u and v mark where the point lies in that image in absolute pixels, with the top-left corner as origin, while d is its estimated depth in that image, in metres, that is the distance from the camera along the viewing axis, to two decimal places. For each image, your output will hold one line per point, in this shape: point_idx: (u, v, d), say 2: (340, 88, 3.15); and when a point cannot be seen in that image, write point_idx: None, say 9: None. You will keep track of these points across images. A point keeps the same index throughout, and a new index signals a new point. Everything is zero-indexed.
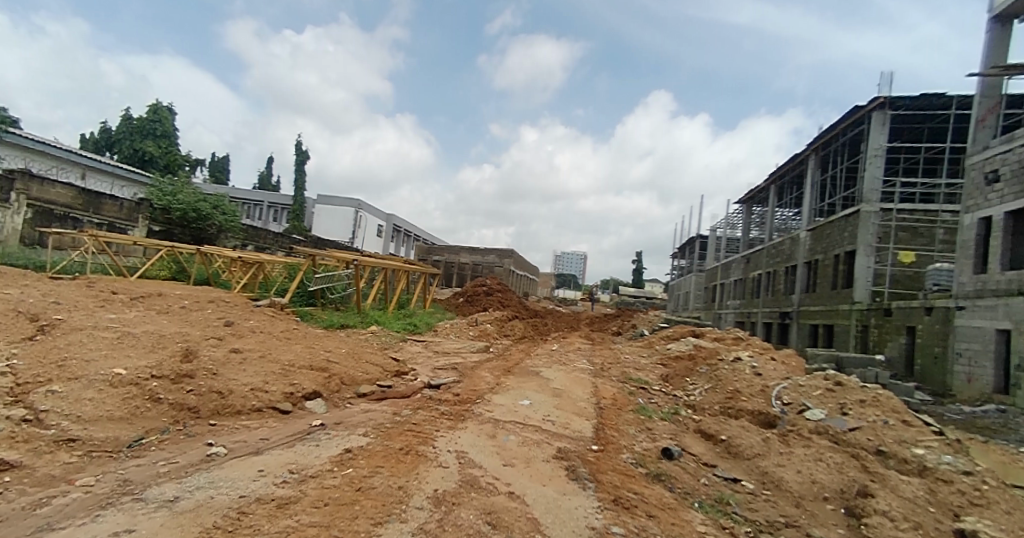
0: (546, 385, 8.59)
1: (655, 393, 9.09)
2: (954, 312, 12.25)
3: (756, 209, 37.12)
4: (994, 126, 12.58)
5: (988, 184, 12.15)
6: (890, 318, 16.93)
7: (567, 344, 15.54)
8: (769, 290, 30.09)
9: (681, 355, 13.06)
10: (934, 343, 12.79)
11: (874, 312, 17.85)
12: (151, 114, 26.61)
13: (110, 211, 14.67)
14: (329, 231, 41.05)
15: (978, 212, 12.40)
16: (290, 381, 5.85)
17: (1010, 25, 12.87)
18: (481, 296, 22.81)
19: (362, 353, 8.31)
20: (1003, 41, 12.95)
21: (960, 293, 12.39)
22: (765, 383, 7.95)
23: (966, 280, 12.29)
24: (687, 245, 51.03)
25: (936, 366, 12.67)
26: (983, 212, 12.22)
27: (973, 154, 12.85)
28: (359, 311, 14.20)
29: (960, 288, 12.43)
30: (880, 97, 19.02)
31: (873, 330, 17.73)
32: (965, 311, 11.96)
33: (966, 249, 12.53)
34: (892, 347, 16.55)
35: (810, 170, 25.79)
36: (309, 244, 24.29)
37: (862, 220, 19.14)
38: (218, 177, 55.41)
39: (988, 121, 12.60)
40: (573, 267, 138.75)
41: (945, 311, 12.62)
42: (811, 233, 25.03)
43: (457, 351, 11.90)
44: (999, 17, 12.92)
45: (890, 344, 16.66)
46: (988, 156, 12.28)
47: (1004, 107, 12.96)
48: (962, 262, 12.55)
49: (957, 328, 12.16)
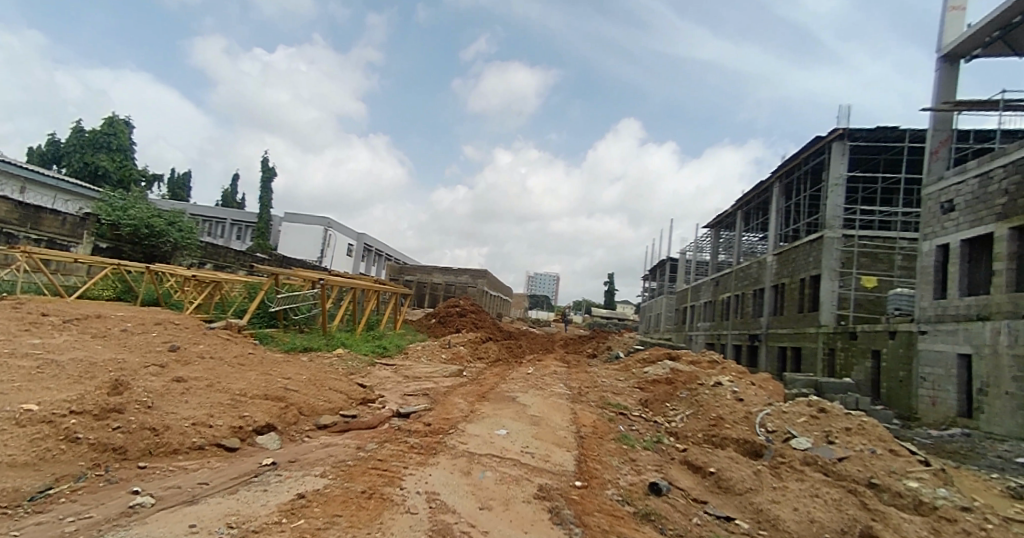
0: (523, 412, 8.14)
1: (636, 420, 8.75)
2: (917, 336, 12.47)
3: (723, 233, 37.96)
4: (947, 158, 13.10)
5: (944, 213, 12.56)
6: (856, 341, 17.25)
7: (543, 367, 15.13)
8: (738, 313, 30.55)
9: (658, 379, 12.83)
10: (899, 367, 12.96)
11: (840, 335, 18.17)
12: (106, 127, 25.36)
13: (51, 226, 13.62)
14: (296, 250, 39.79)
15: (936, 239, 12.78)
16: (241, 412, 5.24)
17: (956, 64, 13.56)
18: (454, 317, 22.24)
19: (325, 380, 7.69)
20: (951, 78, 13.61)
21: (922, 318, 12.64)
22: (747, 409, 7.73)
23: (927, 305, 12.57)
24: (658, 268, 51.75)
25: (903, 389, 12.80)
26: (940, 240, 12.59)
27: (929, 185, 13.29)
28: (325, 333, 13.46)
29: (922, 312, 12.69)
30: (839, 129, 19.82)
31: (840, 353, 18.02)
32: (928, 335, 12.19)
33: (926, 275, 12.86)
34: (859, 370, 16.79)
35: (775, 197, 26.55)
36: (274, 263, 23.29)
37: (826, 246, 19.66)
38: (179, 194, 53.38)
39: (942, 153, 13.11)
40: (546, 288, 139.20)
41: (908, 336, 12.83)
42: (777, 257, 25.62)
43: (428, 375, 11.32)
44: (947, 56, 13.61)
45: (857, 367, 16.92)
46: (943, 186, 12.71)
47: (955, 139, 13.53)
48: (923, 288, 12.86)
49: (920, 352, 12.35)
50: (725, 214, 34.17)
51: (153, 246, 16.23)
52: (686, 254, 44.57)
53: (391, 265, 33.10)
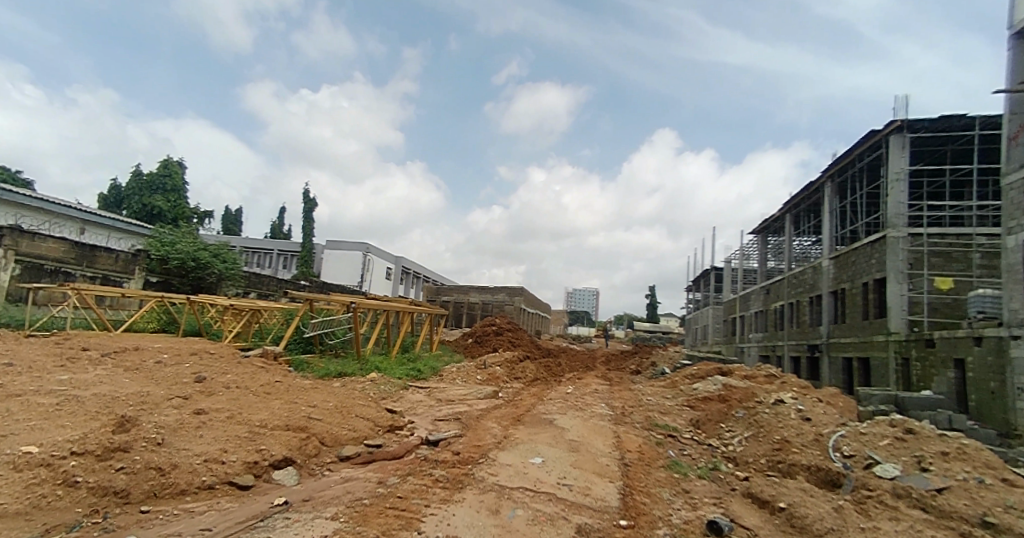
0: (561, 436, 7.52)
1: (687, 443, 7.95)
2: (1008, 342, 10.96)
3: (772, 239, 36.04)
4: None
5: None
6: (934, 349, 15.59)
7: (583, 386, 14.40)
8: (793, 322, 28.63)
9: (709, 396, 11.87)
10: (989, 378, 11.39)
11: (914, 343, 16.52)
12: (161, 169, 26.82)
13: (105, 264, 14.26)
14: (337, 276, 40.77)
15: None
16: (258, 445, 4.94)
17: None
18: (491, 336, 21.82)
19: (353, 407, 7.38)
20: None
21: (1012, 321, 11.06)
22: (817, 430, 6.81)
23: (1018, 306, 10.98)
24: (702, 278, 49.80)
25: (996, 402, 11.25)
26: None
27: (1010, 174, 11.82)
28: (360, 358, 13.33)
29: (1011, 315, 11.11)
30: (896, 120, 18.41)
31: (916, 363, 16.33)
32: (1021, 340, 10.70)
33: (1014, 273, 11.33)
34: (940, 382, 15.09)
35: (827, 197, 24.92)
36: (314, 289, 23.71)
37: (889, 247, 18.08)
38: (231, 229, 56.36)
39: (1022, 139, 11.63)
40: (586, 304, 137.27)
41: (997, 341, 11.31)
42: (834, 261, 23.88)
43: (462, 398, 10.86)
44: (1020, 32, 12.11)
45: (937, 379, 15.23)
46: None
47: None
48: (1010, 288, 11.32)
49: (1014, 360, 10.82)
50: (772, 219, 32.45)
51: (199, 278, 16.69)
52: (732, 262, 42.67)
53: (429, 287, 33.22)
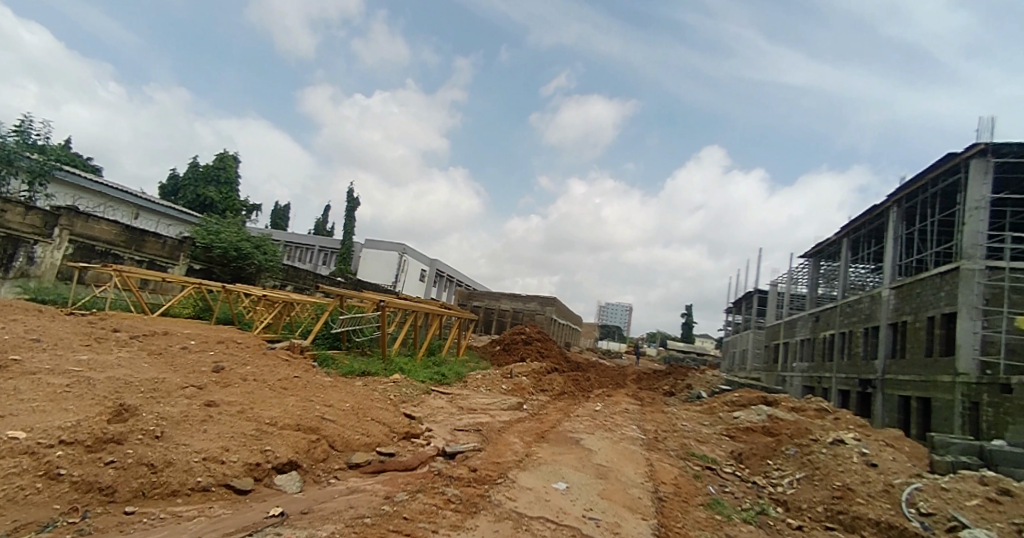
0: (588, 460, 6.91)
1: (729, 479, 7.18)
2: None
3: (824, 264, 34.03)
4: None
5: None
6: (1010, 396, 14.00)
7: (613, 404, 13.68)
8: (844, 353, 26.76)
9: (751, 427, 10.95)
10: None
11: (986, 387, 14.94)
12: (217, 162, 27.73)
13: (152, 248, 14.62)
14: (373, 275, 41.32)
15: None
16: (263, 445, 4.61)
17: None
18: (520, 345, 21.31)
19: (370, 409, 7.03)
20: None
21: None
22: (886, 480, 5.94)
23: None
24: (744, 300, 47.73)
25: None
26: None
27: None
28: (385, 358, 13.12)
29: None
30: (979, 142, 16.84)
31: (988, 409, 14.74)
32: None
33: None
34: (1016, 432, 13.52)
35: (892, 223, 23.21)
36: (348, 286, 23.88)
37: (962, 279, 16.47)
38: (278, 224, 58.39)
39: None
40: (620, 319, 134.75)
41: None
42: (895, 291, 22.12)
43: (485, 408, 10.40)
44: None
45: (1013, 429, 13.65)
46: None
47: None
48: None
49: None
50: (826, 243, 30.61)
51: (240, 268, 16.93)
52: (778, 286, 40.64)
53: (461, 291, 33.12)
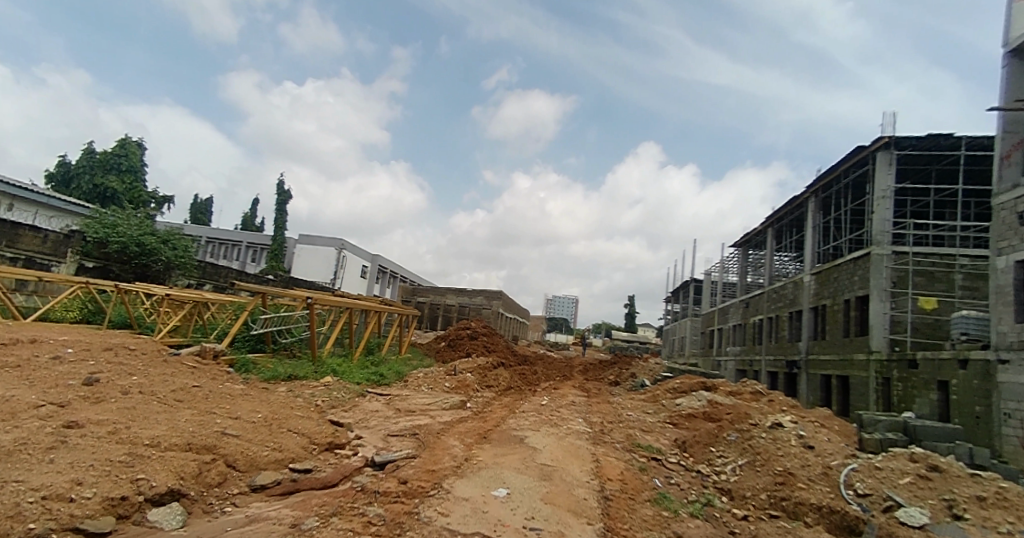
0: (531, 460, 6.48)
1: (675, 470, 7.01)
2: (994, 367, 9.91)
3: (752, 252, 35.80)
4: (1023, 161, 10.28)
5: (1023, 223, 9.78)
6: (916, 371, 15.11)
7: (559, 397, 13.43)
8: (772, 337, 28.25)
9: (694, 414, 11.01)
10: (975, 402, 10.29)
11: (895, 364, 16.06)
12: (117, 149, 24.98)
13: (30, 243, 12.74)
14: (309, 272, 39.12)
15: (1013, 254, 9.97)
16: (134, 473, 3.78)
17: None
18: (465, 340, 20.71)
19: (287, 418, 6.22)
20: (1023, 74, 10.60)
21: (1000, 344, 9.96)
22: (824, 463, 5.91)
23: (1007, 329, 9.85)
24: (681, 289, 49.60)
25: (980, 429, 10.20)
26: (1019, 254, 9.79)
27: (1000, 194, 10.47)
28: (316, 359, 12.11)
29: (1000, 338, 9.99)
30: (883, 136, 18.04)
31: (897, 384, 15.88)
32: (1009, 366, 9.62)
33: (1003, 296, 10.09)
34: (921, 404, 14.60)
35: (810, 213, 24.62)
36: (278, 284, 22.24)
37: (873, 264, 17.64)
38: (201, 219, 54.19)
39: (1014, 157, 10.29)
40: (565, 311, 137.08)
41: (982, 366, 10.25)
42: (816, 277, 23.51)
43: (425, 408, 9.75)
44: (1015, 49, 10.61)
45: (919, 401, 14.74)
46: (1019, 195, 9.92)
47: None
48: (998, 309, 10.16)
49: (1002, 386, 9.78)
50: (754, 232, 32.18)
51: (144, 265, 15.29)
52: (712, 275, 42.51)
53: (404, 287, 31.98)
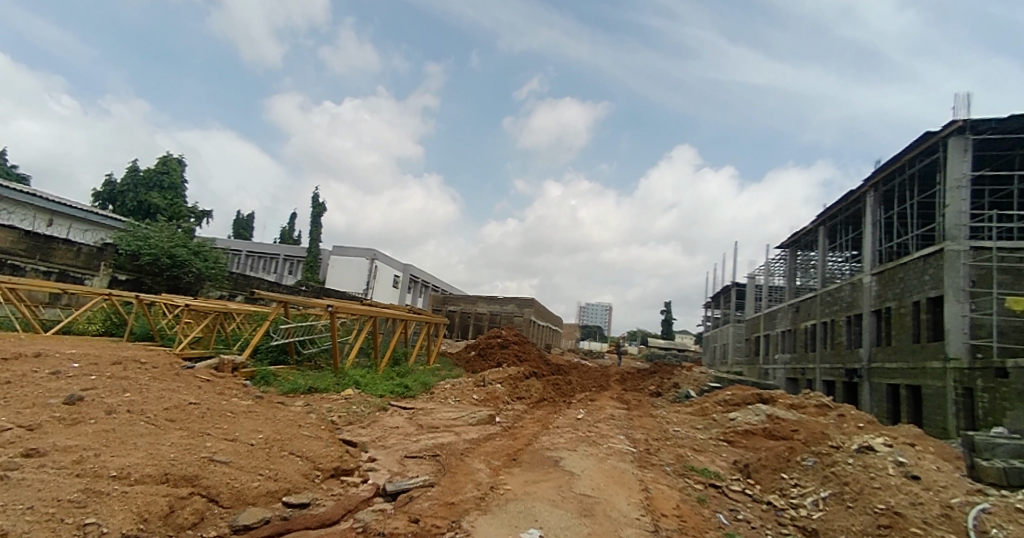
0: (569, 489, 5.53)
1: (741, 503, 5.87)
2: None
3: (801, 254, 33.60)
4: None
5: None
6: (1007, 381, 13.20)
7: (596, 410, 12.41)
8: (827, 343, 26.15)
9: (752, 431, 9.78)
10: None
11: (979, 372, 14.17)
12: (159, 166, 25.59)
13: (63, 257, 12.78)
14: (343, 283, 39.40)
15: None
16: (83, 517, 3.03)
17: None
18: (495, 349, 19.90)
19: (292, 439, 5.51)
20: None
21: None
22: (941, 500, 4.71)
23: None
24: (722, 295, 47.39)
25: None
26: None
27: None
28: (339, 371, 11.58)
29: None
30: (957, 120, 16.22)
31: (981, 395, 13.99)
32: None
33: None
34: (1015, 418, 12.74)
35: (869, 208, 22.66)
36: (308, 295, 22.07)
37: (947, 262, 15.69)
38: (241, 233, 55.77)
39: None
40: (599, 319, 134.68)
41: None
42: (877, 277, 21.51)
43: (450, 423, 8.96)
44: None
45: (1011, 415, 12.89)
46: None
47: None
48: None
49: None
50: (803, 232, 30.14)
51: (176, 276, 15.18)
52: (756, 279, 40.28)
53: (435, 296, 31.57)
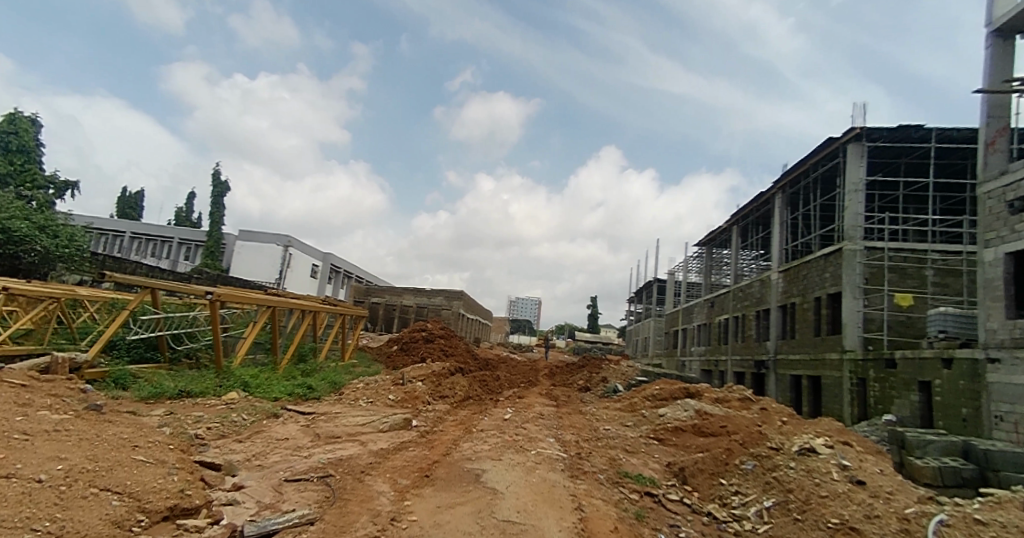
0: (489, 514, 4.54)
1: (680, 517, 5.21)
2: (983, 366, 9.56)
3: (717, 251, 35.22)
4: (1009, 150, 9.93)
5: (1014, 213, 9.32)
6: (895, 371, 13.90)
7: (524, 408, 11.64)
8: (738, 336, 27.46)
9: (681, 428, 9.42)
10: (961, 403, 10.03)
11: (871, 363, 15.00)
12: (4, 124, 21.36)
13: None
14: (251, 271, 35.83)
15: (1003, 247, 9.49)
16: None
17: (1013, 40, 10.32)
18: (419, 343, 18.58)
19: (111, 470, 4.05)
20: (1006, 57, 10.35)
21: (990, 343, 9.55)
22: (897, 512, 4.26)
23: (998, 326, 9.40)
24: (644, 290, 48.97)
25: (969, 431, 9.90)
26: (1009, 247, 9.34)
27: (987, 182, 10.02)
28: (223, 370, 9.79)
29: (989, 335, 9.57)
30: (855, 127, 17.15)
31: (873, 385, 14.80)
32: (1001, 365, 9.25)
33: (993, 290, 9.55)
34: (901, 405, 13.45)
35: (778, 209, 23.89)
36: (200, 282, 19.35)
37: (845, 261, 16.57)
38: (129, 214, 49.36)
39: (1001, 144, 9.93)
40: (527, 313, 136.06)
41: (970, 365, 9.91)
42: (784, 274, 22.72)
43: (356, 430, 7.67)
44: (998, 31, 10.39)
45: (898, 403, 13.60)
46: (1009, 182, 9.46)
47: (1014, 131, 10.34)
48: (987, 305, 9.70)
49: (992, 387, 9.42)
50: (719, 230, 31.52)
51: (12, 255, 12.81)
52: (675, 275, 41.90)
53: (356, 286, 29.42)
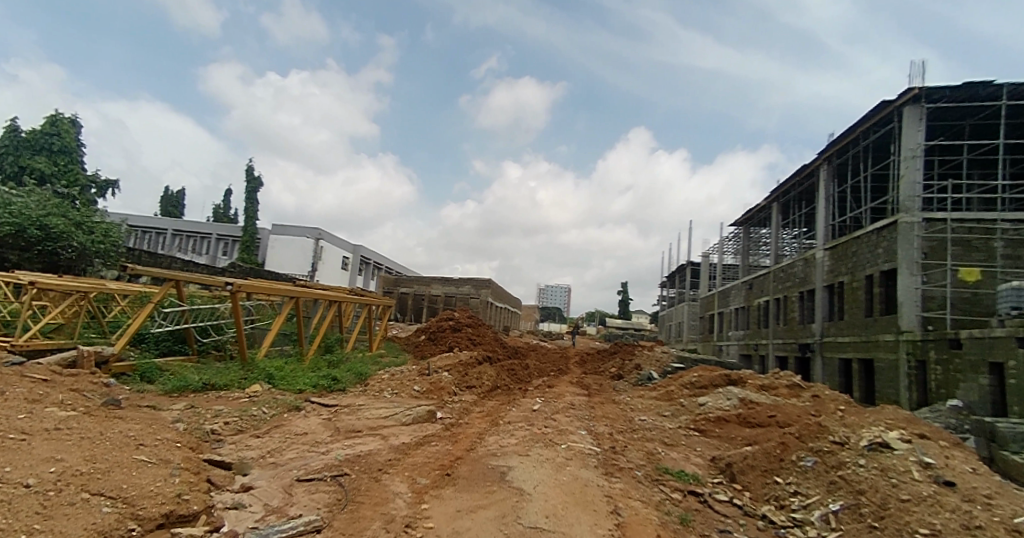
0: (516, 520, 4.07)
1: (732, 521, 4.61)
2: None
3: (755, 231, 33.59)
4: None
5: None
6: (961, 352, 12.63)
7: (554, 398, 11.15)
8: (779, 319, 26.11)
9: (724, 419, 8.74)
10: None
11: (932, 344, 13.65)
12: (47, 127, 22.10)
13: None
14: (285, 264, 36.48)
15: None
16: None
17: None
18: (447, 332, 18.32)
19: (108, 472, 3.75)
20: None
21: None
22: (1004, 524, 3.57)
23: None
24: (678, 274, 47.51)
25: None
26: None
27: None
28: (248, 362, 9.67)
29: None
30: (913, 87, 15.61)
31: (935, 369, 13.43)
32: None
33: None
34: (968, 390, 12.17)
35: (823, 182, 22.34)
36: (232, 275, 19.58)
37: (900, 234, 15.07)
38: (171, 212, 51.10)
39: None
40: (558, 300, 135.25)
41: None
42: (830, 252, 21.29)
43: (377, 424, 7.35)
44: None
45: (964, 387, 12.34)
46: None
47: None
48: None
49: None
50: (758, 208, 29.95)
51: (51, 252, 12.98)
52: (710, 258, 40.39)
53: (385, 277, 29.49)
